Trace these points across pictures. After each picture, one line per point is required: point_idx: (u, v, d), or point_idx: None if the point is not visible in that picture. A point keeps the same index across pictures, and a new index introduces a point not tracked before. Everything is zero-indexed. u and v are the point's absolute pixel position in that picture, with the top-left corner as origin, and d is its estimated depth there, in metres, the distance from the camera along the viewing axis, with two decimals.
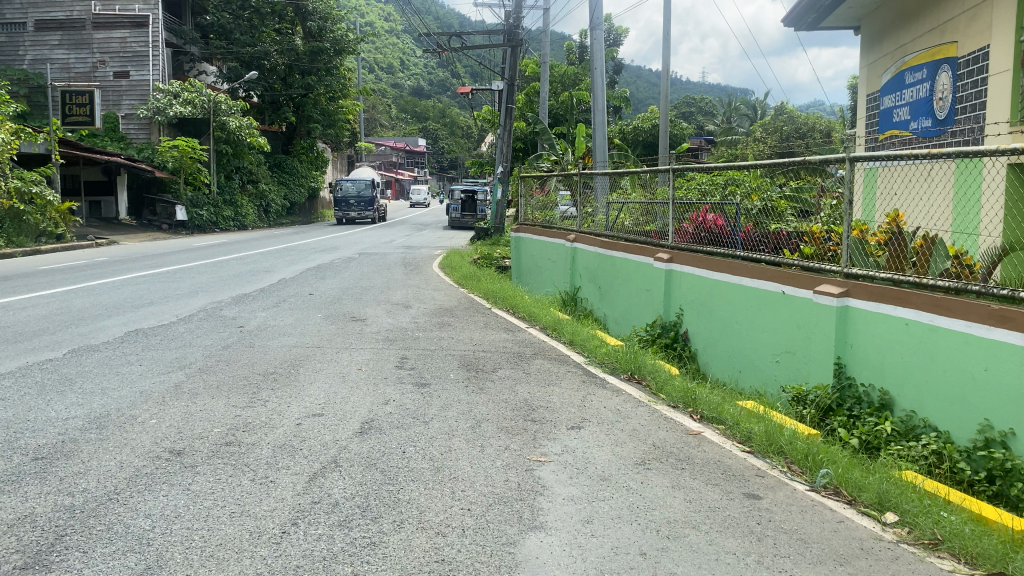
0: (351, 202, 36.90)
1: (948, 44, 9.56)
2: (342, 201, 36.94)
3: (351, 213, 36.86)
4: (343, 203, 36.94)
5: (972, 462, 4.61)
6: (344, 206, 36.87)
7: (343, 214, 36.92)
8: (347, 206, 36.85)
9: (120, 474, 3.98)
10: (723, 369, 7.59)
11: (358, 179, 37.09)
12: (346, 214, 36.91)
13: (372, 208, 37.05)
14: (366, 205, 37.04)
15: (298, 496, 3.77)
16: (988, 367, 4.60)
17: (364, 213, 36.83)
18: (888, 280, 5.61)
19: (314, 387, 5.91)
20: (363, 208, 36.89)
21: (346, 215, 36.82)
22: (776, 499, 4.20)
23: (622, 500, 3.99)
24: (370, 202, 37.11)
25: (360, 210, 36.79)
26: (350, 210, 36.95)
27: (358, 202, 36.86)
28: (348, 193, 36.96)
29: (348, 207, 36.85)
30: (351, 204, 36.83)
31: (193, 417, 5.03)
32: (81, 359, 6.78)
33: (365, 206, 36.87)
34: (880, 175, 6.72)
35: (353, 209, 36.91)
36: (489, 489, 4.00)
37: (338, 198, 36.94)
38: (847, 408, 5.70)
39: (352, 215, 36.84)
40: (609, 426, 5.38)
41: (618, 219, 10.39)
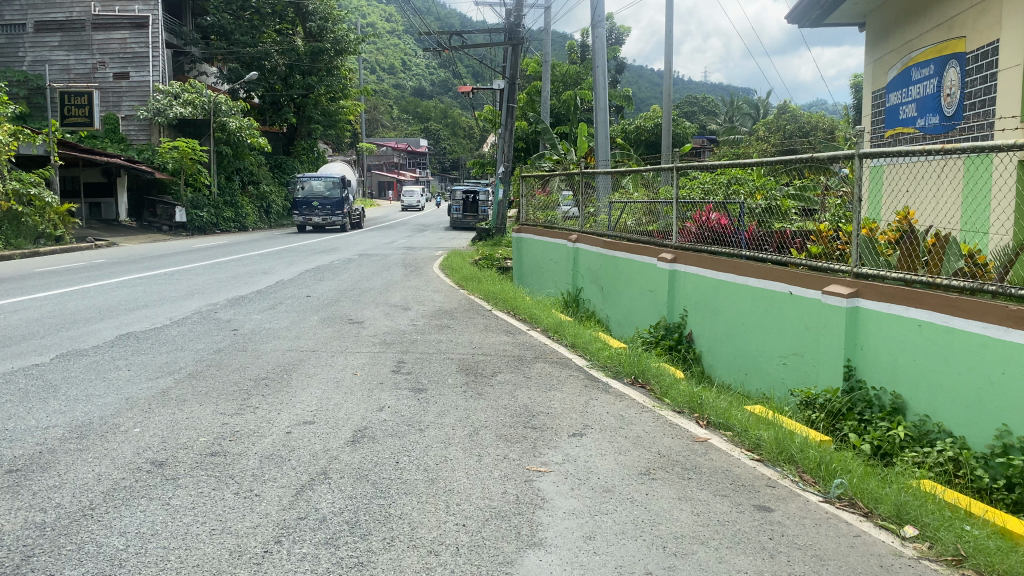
0: (316, 204, 31.15)
1: (955, 39, 9.34)
2: (304, 202, 31.14)
3: (313, 219, 31.08)
4: (305, 205, 31.16)
5: (990, 470, 4.40)
6: (305, 209, 31.08)
7: (304, 220, 31.12)
8: (310, 209, 31.10)
9: (96, 488, 3.78)
10: (729, 371, 7.37)
11: (326, 178, 31.41)
12: (308, 219, 31.07)
13: (340, 213, 31.42)
14: (334, 209, 31.41)
15: (283, 511, 3.57)
16: (1006, 370, 4.38)
17: (330, 219, 31.09)
18: (899, 280, 5.38)
19: (307, 394, 5.71)
20: (329, 213, 31.16)
21: (308, 221, 31.03)
22: (788, 512, 3.99)
23: (626, 513, 3.79)
24: (337, 205, 31.46)
25: (326, 215, 31.10)
26: (314, 215, 31.16)
27: (324, 205, 31.18)
28: (312, 194, 31.21)
29: (312, 210, 31.08)
30: (315, 207, 31.10)
31: (179, 425, 4.83)
32: (68, 364, 6.60)
33: (332, 210, 31.20)
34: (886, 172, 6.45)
35: (316, 214, 31.17)
36: (486, 502, 3.79)
37: (300, 199, 31.15)
38: (858, 412, 5.48)
39: (316, 220, 31.11)
40: (612, 433, 5.16)
41: (621, 218, 10.17)
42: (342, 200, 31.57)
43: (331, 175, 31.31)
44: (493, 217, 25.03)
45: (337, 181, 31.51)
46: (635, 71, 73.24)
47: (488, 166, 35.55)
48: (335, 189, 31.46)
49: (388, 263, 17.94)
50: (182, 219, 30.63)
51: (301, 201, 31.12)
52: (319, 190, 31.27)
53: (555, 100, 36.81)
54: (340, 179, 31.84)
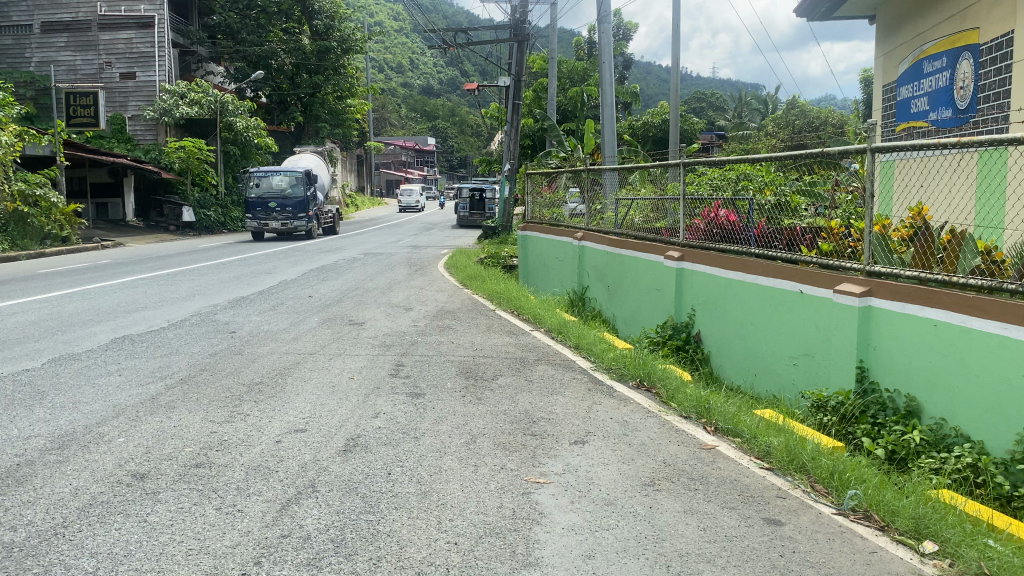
0: (274, 206, 25.50)
1: (969, 31, 9.09)
2: (259, 203, 25.51)
3: (271, 224, 25.48)
4: (260, 206, 25.54)
5: (1011, 476, 4.20)
6: (261, 211, 25.47)
7: (259, 226, 25.55)
8: (267, 212, 25.50)
9: (71, 505, 3.60)
10: (738, 373, 7.15)
11: (289, 173, 25.73)
12: (264, 224, 25.45)
13: (304, 216, 25.84)
14: (298, 212, 25.80)
15: (265, 528, 3.40)
16: None
17: (291, 224, 25.49)
18: (913, 278, 5.16)
19: (302, 399, 5.53)
20: (290, 215, 25.55)
21: (264, 226, 25.47)
22: (800, 525, 3.78)
23: (628, 529, 3.59)
24: (301, 206, 25.85)
25: (286, 218, 25.47)
26: (272, 219, 25.47)
27: (285, 206, 25.57)
28: (270, 192, 25.58)
29: (268, 213, 25.44)
30: (273, 208, 25.48)
31: (165, 435, 4.65)
32: (58, 370, 6.44)
33: (294, 212, 25.60)
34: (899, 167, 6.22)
35: (274, 218, 25.57)
36: (480, 517, 3.60)
37: (254, 199, 25.50)
38: (871, 415, 5.28)
39: (275, 226, 25.51)
40: (615, 440, 4.97)
41: (627, 216, 9.98)
42: (306, 200, 25.96)
43: (295, 169, 25.64)
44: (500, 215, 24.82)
45: (303, 177, 25.84)
46: (644, 69, 72.93)
47: (494, 164, 35.41)
48: (298, 186, 25.81)
49: (392, 262, 17.78)
50: (190, 220, 30.15)
51: (256, 201, 25.49)
52: (279, 187, 25.59)
53: (562, 97, 36.71)
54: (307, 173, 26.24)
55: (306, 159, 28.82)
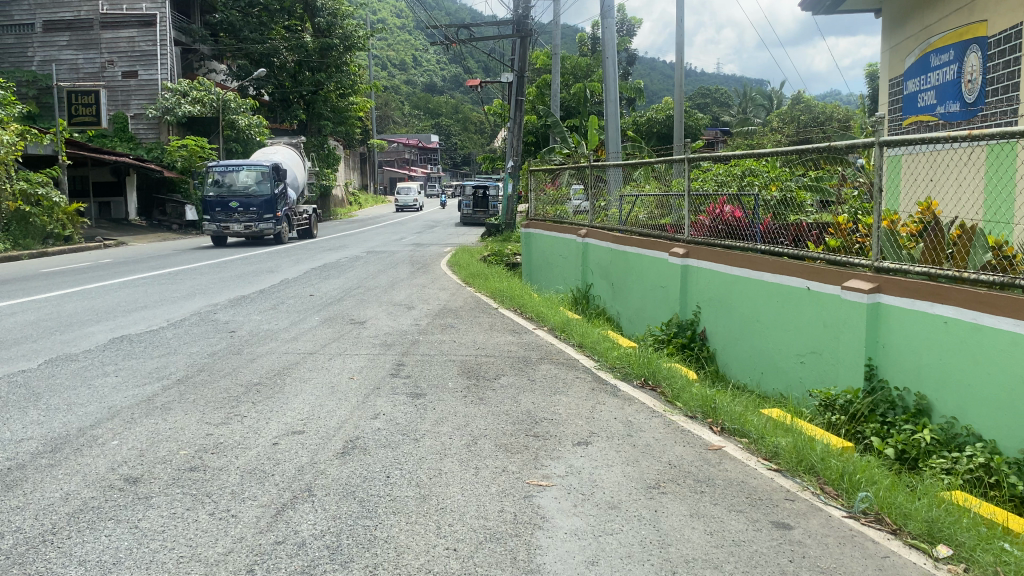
0: (235, 206, 22.00)
1: (977, 23, 8.95)
2: (218, 203, 22.00)
3: (232, 227, 21.98)
4: (220, 206, 22.06)
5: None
6: (221, 212, 22.02)
7: (219, 229, 22.06)
8: (228, 213, 22.01)
9: (61, 510, 3.51)
10: (744, 371, 7.05)
11: (253, 167, 22.21)
12: (224, 227, 21.98)
13: (272, 216, 22.34)
14: (264, 212, 22.31)
15: (259, 535, 3.31)
16: None
17: (256, 227, 22.02)
18: (923, 274, 5.05)
19: (300, 400, 5.44)
20: (254, 217, 22.05)
21: (225, 229, 21.99)
22: (810, 529, 3.68)
23: (633, 534, 3.48)
24: (267, 206, 22.32)
25: (249, 220, 21.96)
26: (233, 221, 21.96)
27: (249, 206, 22.07)
28: (232, 190, 22.07)
29: (229, 215, 21.95)
30: (234, 209, 21.99)
31: (160, 438, 4.55)
32: (55, 370, 6.36)
33: (259, 214, 22.08)
34: None
35: (236, 219, 22.08)
36: (481, 522, 3.50)
37: (212, 199, 21.99)
38: (881, 414, 5.17)
39: (236, 230, 21.99)
40: (620, 441, 4.86)
41: (631, 212, 9.87)
42: (274, 199, 22.45)
43: (261, 163, 22.16)
44: (503, 212, 24.68)
45: (269, 171, 22.32)
46: (647, 65, 72.72)
47: (498, 162, 35.31)
48: (264, 183, 22.29)
49: (395, 260, 17.70)
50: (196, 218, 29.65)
51: (215, 200, 22.00)
52: (242, 184, 22.10)
53: (565, 93, 36.61)
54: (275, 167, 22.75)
55: (277, 153, 25.25)
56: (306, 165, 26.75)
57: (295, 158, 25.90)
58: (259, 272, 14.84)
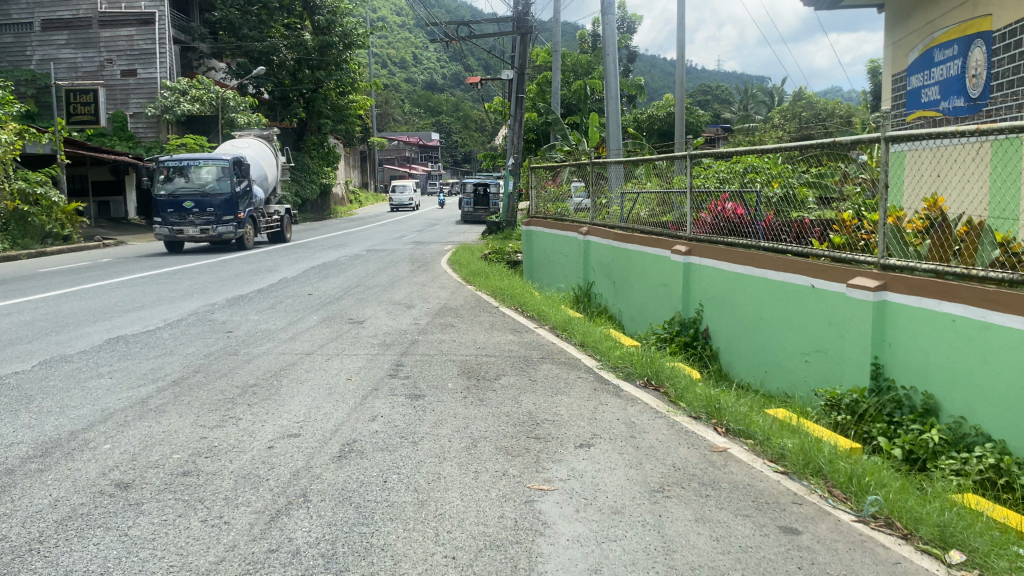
0: (190, 206, 18.96)
1: (982, 18, 8.83)
2: (170, 203, 18.95)
3: (187, 230, 18.95)
4: (173, 206, 19.00)
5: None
6: (173, 213, 18.96)
7: (171, 233, 19.02)
8: (182, 215, 18.98)
9: (48, 517, 3.41)
10: (748, 370, 6.94)
11: (212, 162, 19.15)
12: (178, 231, 18.95)
13: (232, 218, 19.27)
14: (223, 213, 19.25)
15: (252, 542, 3.21)
16: None
17: (214, 231, 18.97)
18: (930, 271, 4.94)
19: (296, 402, 5.35)
20: (212, 219, 18.98)
21: (178, 233, 18.95)
22: (818, 534, 3.58)
23: (637, 540, 3.39)
24: (228, 207, 19.27)
25: (206, 223, 18.90)
26: (187, 224, 18.92)
27: (206, 206, 19.02)
28: (186, 188, 19.00)
29: (182, 217, 18.91)
30: (189, 209, 18.93)
31: (152, 442, 4.45)
32: (49, 372, 6.27)
33: (217, 215, 19.01)
34: (912, 157, 5.96)
35: (191, 222, 19.03)
36: (480, 529, 3.40)
37: (163, 198, 18.94)
38: (887, 414, 5.05)
39: (191, 234, 18.96)
40: (623, 443, 4.77)
41: (633, 209, 9.76)
42: (235, 198, 19.37)
43: (221, 157, 19.10)
44: (504, 210, 24.56)
45: (230, 166, 19.26)
46: (648, 62, 72.64)
47: (498, 159, 35.20)
48: (223, 179, 19.18)
49: (395, 259, 17.59)
50: None
51: (167, 199, 18.95)
52: (197, 181, 19.02)
53: (566, 90, 36.48)
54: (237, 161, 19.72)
55: (245, 145, 22.22)
56: (279, 160, 23.76)
57: (266, 152, 22.92)
58: (257, 271, 14.72)
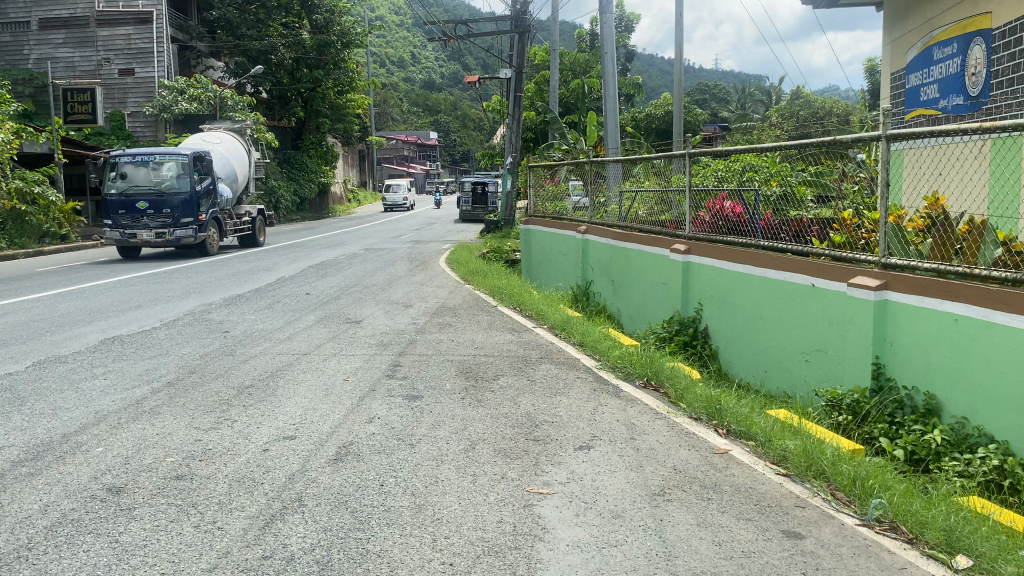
0: (143, 207, 16.72)
1: (982, 15, 8.76)
2: (122, 203, 16.73)
3: (141, 235, 16.72)
4: (125, 207, 16.76)
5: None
6: (126, 216, 16.72)
7: (124, 237, 16.79)
8: (135, 216, 16.76)
9: (38, 523, 3.35)
10: (748, 370, 6.89)
11: (170, 157, 16.93)
12: (130, 235, 16.72)
13: (192, 221, 17.00)
14: (182, 214, 17.01)
15: (246, 548, 3.15)
16: None
17: (171, 235, 16.68)
18: (931, 271, 4.88)
19: (292, 403, 5.28)
20: (169, 221, 16.72)
21: (131, 238, 16.73)
22: (822, 539, 3.52)
23: (638, 545, 3.33)
24: (188, 208, 17.03)
25: (162, 226, 16.65)
26: (140, 227, 16.69)
27: (162, 206, 16.78)
28: (139, 187, 16.77)
29: (136, 219, 16.71)
30: (143, 211, 16.71)
31: (146, 444, 4.39)
32: (43, 373, 6.20)
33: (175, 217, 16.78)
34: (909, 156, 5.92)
35: (146, 225, 16.80)
36: (478, 534, 3.34)
37: (114, 198, 16.70)
38: (889, 414, 5.00)
39: (146, 238, 16.73)
40: (623, 444, 4.71)
41: (631, 208, 9.69)
42: (196, 197, 17.12)
43: (179, 152, 16.87)
44: (503, 209, 24.53)
45: (191, 162, 17.04)
46: (646, 60, 72.62)
47: (497, 158, 35.16)
48: (182, 177, 16.94)
49: (393, 258, 17.55)
50: None
51: (118, 200, 16.73)
52: (152, 179, 16.80)
53: (564, 89, 36.44)
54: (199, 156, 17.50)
55: (215, 141, 20.08)
56: (252, 157, 21.52)
57: (238, 150, 20.77)
58: (255, 270, 14.66)
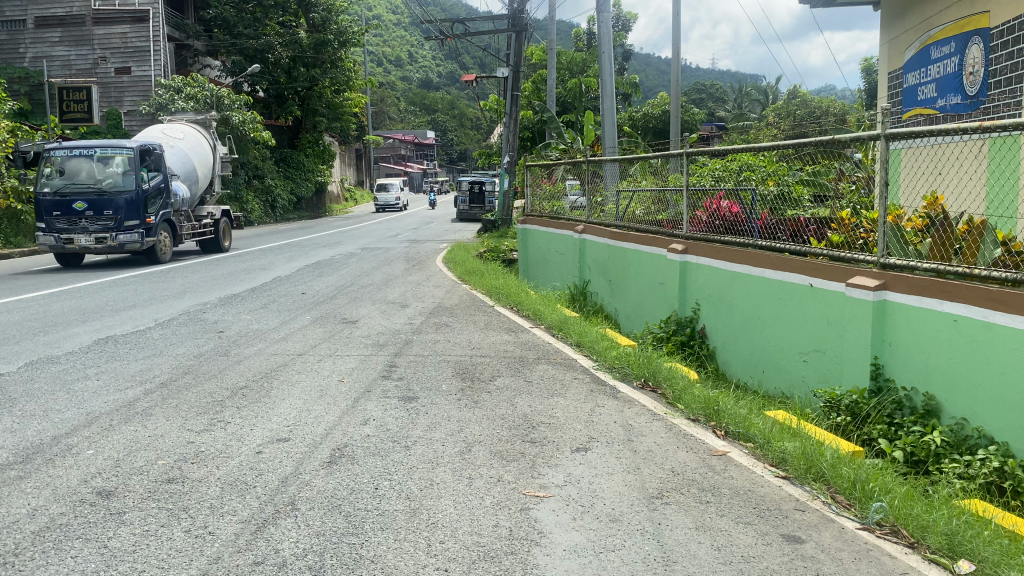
0: (82, 208, 14.47)
1: (979, 14, 8.73)
2: (56, 203, 14.45)
3: (80, 240, 14.45)
4: (60, 208, 14.47)
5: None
6: (61, 218, 14.43)
7: (59, 243, 14.52)
8: (72, 219, 14.48)
9: (26, 528, 3.29)
10: (745, 370, 6.85)
11: (114, 151, 14.69)
12: (66, 240, 14.45)
13: (139, 224, 14.79)
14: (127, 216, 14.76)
15: (237, 554, 3.09)
16: None
17: (113, 241, 14.45)
18: (931, 271, 4.83)
19: (286, 404, 5.23)
20: (112, 225, 14.49)
21: (68, 243, 14.46)
22: (822, 543, 3.47)
23: (636, 549, 3.29)
24: (134, 209, 14.79)
25: (103, 230, 14.43)
26: (77, 232, 14.43)
27: (104, 207, 14.53)
28: (77, 184, 14.50)
29: (74, 221, 14.46)
30: (81, 213, 14.44)
31: (139, 446, 4.34)
32: (35, 373, 6.15)
33: (119, 220, 14.55)
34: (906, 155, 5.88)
35: (85, 228, 14.54)
36: (474, 539, 3.29)
37: (47, 198, 14.44)
38: (888, 415, 4.95)
39: (84, 243, 14.46)
40: (620, 447, 4.66)
41: (629, 207, 9.65)
42: (144, 197, 14.91)
43: (125, 145, 14.68)
44: (500, 208, 24.47)
45: (138, 157, 14.81)
46: (643, 60, 72.64)
47: (494, 158, 35.10)
48: (127, 174, 14.71)
49: (390, 257, 17.47)
50: None
51: (51, 200, 14.44)
52: (92, 175, 14.53)
53: (561, 88, 36.41)
54: (149, 151, 15.31)
55: (174, 135, 17.93)
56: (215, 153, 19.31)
57: (201, 145, 18.60)
58: (250, 270, 14.61)
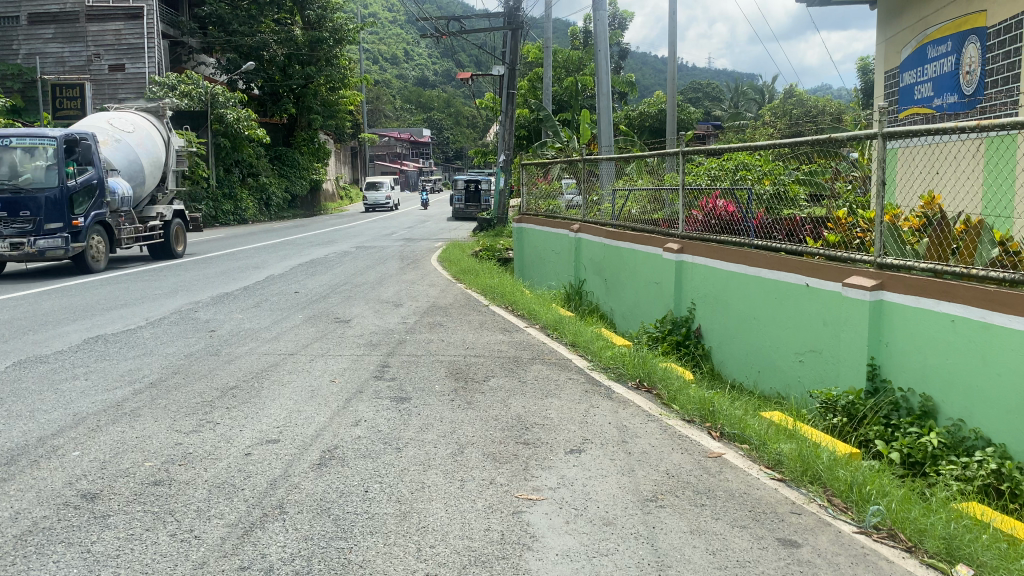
0: None
1: (976, 13, 8.68)
2: None
3: None
4: None
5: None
6: None
7: None
8: None
9: (6, 532, 3.23)
10: (741, 370, 6.80)
11: (33, 142, 12.53)
12: None
13: (62, 227, 12.55)
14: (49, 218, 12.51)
15: (223, 559, 3.03)
16: None
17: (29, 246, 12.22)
18: (928, 271, 4.79)
19: (277, 405, 5.16)
20: (29, 227, 12.28)
21: None
22: (819, 547, 3.42)
23: (630, 554, 3.23)
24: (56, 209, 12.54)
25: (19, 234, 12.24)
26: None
27: (20, 208, 12.33)
28: None
29: None
30: None
31: (126, 448, 4.28)
32: (22, 373, 6.06)
33: (37, 221, 12.32)
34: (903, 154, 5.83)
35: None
36: (464, 543, 3.24)
37: None
38: (884, 416, 4.90)
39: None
40: (615, 448, 4.61)
41: (625, 207, 9.59)
42: (69, 196, 12.70)
43: (46, 134, 12.52)
44: (495, 207, 24.40)
45: (62, 149, 12.62)
46: (639, 59, 72.57)
47: (490, 156, 35.02)
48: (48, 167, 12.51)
49: (384, 256, 17.38)
50: None
51: None
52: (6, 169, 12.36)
53: (557, 87, 36.34)
54: (76, 141, 13.08)
55: (124, 127, 15.56)
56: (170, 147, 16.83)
57: (153, 140, 16.12)
58: (244, 268, 14.54)
